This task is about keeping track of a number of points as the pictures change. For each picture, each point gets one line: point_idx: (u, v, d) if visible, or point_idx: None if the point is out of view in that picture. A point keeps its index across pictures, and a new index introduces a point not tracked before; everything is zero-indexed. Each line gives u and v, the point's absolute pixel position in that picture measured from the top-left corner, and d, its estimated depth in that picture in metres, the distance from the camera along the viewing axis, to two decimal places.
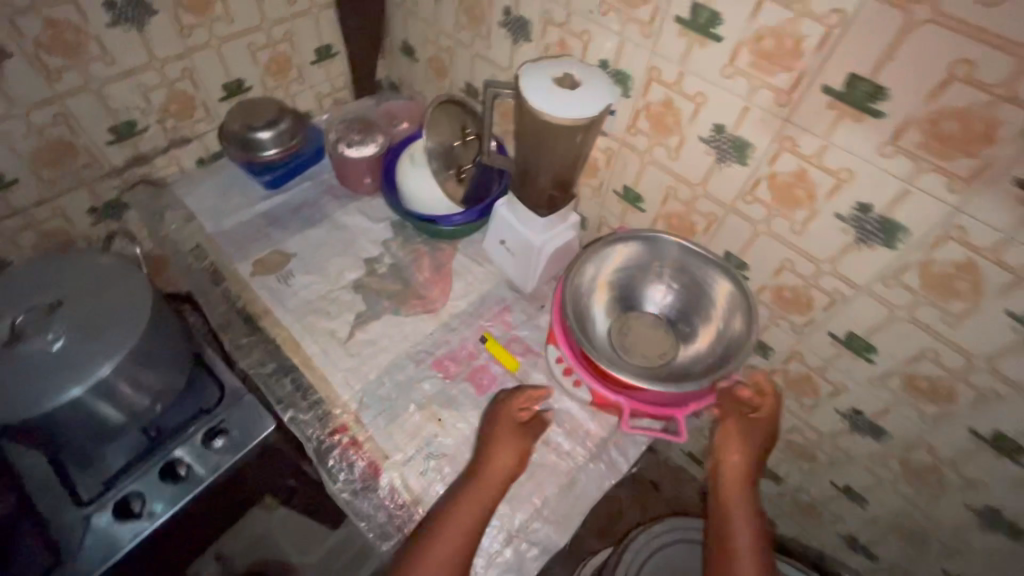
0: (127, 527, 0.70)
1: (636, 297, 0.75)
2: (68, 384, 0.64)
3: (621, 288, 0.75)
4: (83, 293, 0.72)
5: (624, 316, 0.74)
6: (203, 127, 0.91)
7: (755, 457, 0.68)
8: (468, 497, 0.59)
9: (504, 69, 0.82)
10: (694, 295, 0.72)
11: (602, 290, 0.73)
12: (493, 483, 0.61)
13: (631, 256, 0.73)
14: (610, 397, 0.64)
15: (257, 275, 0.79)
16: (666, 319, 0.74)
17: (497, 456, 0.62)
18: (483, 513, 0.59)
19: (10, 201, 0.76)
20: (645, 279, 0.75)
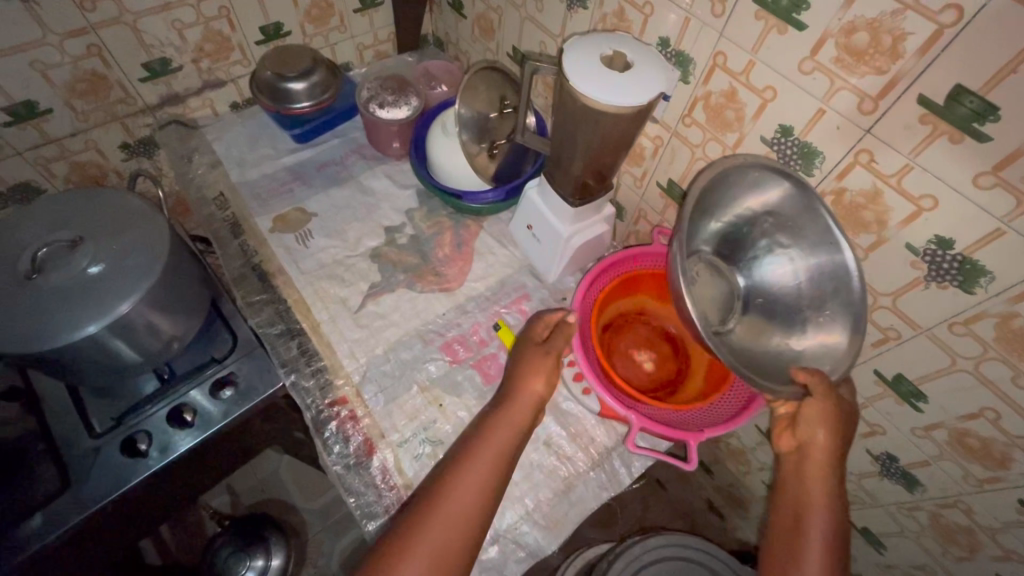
0: (134, 464, 0.72)
1: (748, 254, 0.62)
2: (86, 321, 0.63)
3: (737, 232, 0.62)
4: (106, 230, 0.71)
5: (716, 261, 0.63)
6: (239, 71, 0.88)
7: (842, 446, 0.54)
8: (501, 420, 0.55)
9: (555, 37, 0.75)
10: (799, 298, 0.58)
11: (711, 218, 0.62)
12: (526, 406, 0.57)
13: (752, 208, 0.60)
14: (620, 412, 0.59)
15: (276, 232, 0.77)
16: (755, 296, 0.61)
17: (527, 384, 0.57)
18: (517, 436, 0.55)
19: (44, 131, 0.76)
20: (751, 241, 0.61)
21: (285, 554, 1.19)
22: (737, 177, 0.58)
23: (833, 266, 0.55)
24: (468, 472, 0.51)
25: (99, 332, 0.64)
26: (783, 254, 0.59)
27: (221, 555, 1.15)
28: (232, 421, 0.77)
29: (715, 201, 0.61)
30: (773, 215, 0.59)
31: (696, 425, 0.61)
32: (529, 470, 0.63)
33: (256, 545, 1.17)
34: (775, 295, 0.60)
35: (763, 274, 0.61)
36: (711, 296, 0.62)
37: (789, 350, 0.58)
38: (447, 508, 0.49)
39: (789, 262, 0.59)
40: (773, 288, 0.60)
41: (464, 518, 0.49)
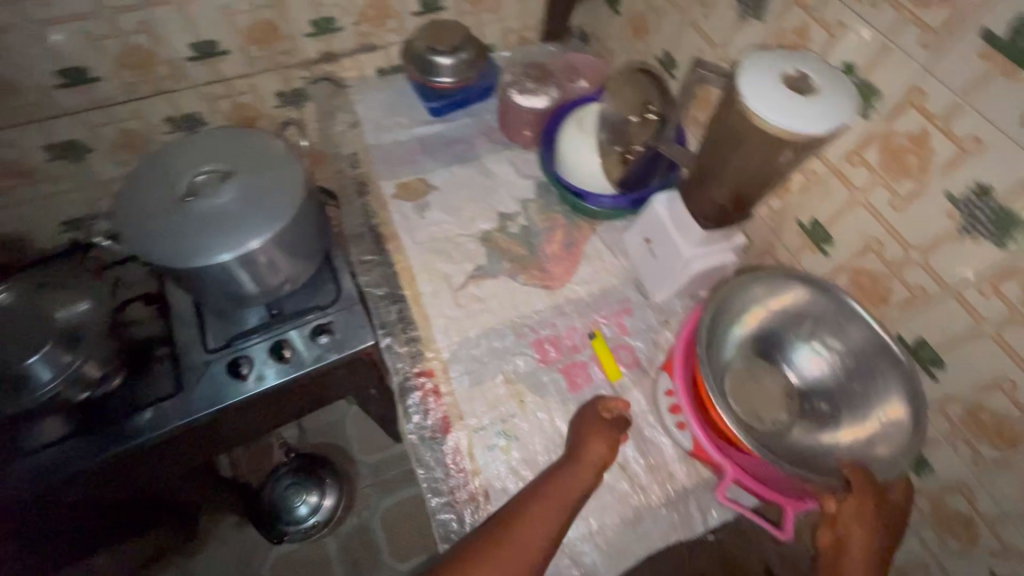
0: (235, 385, 0.78)
1: (781, 351, 0.61)
2: (221, 250, 0.69)
3: (778, 332, 0.61)
4: (252, 168, 0.77)
5: (759, 362, 0.61)
6: (392, 39, 0.91)
7: (882, 552, 0.50)
8: (564, 479, 0.55)
9: (716, 47, 0.70)
10: (842, 383, 0.58)
11: (748, 319, 0.61)
12: (587, 472, 0.56)
13: (800, 301, 0.60)
14: (714, 455, 0.55)
15: (397, 198, 0.80)
16: (801, 391, 0.60)
17: (591, 447, 0.57)
18: (577, 498, 0.55)
19: (220, 70, 0.83)
20: (796, 339, 0.61)
21: (336, 496, 1.26)
22: (760, 284, 0.61)
23: (872, 343, 0.56)
24: (529, 523, 0.52)
25: (229, 262, 0.70)
26: (817, 345, 0.60)
27: (282, 483, 1.24)
28: (322, 367, 0.81)
29: (752, 298, 0.61)
30: (812, 308, 0.59)
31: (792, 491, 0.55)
32: (600, 490, 0.61)
33: (312, 481, 1.26)
34: (816, 389, 0.59)
35: (802, 367, 0.60)
36: (758, 398, 0.60)
37: (842, 446, 0.55)
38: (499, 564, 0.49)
39: (823, 351, 0.60)
40: (812, 383, 0.60)
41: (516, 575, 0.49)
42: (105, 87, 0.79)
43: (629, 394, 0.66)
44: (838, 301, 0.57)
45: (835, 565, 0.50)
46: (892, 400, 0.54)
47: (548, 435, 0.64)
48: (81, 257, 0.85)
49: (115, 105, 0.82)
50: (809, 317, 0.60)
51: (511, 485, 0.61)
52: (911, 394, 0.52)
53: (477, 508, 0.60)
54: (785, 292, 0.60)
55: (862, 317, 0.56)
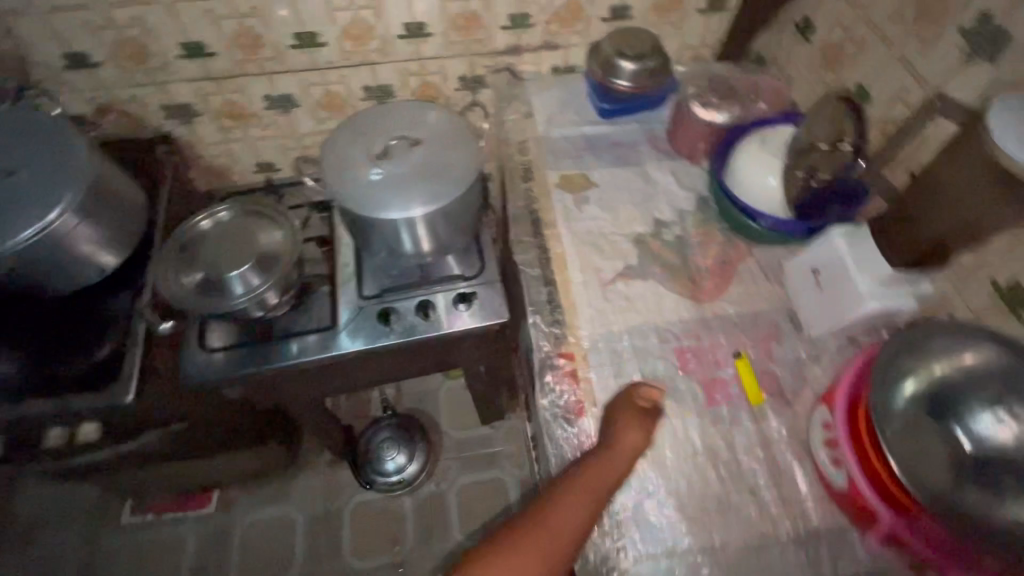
0: (379, 331, 0.86)
1: (956, 413, 0.55)
2: (395, 208, 0.77)
3: (952, 389, 0.55)
4: (437, 143, 0.84)
5: (926, 419, 0.55)
6: (575, 41, 0.96)
7: None
8: (596, 464, 0.56)
9: (928, 86, 0.67)
10: (1020, 466, 0.51)
11: (921, 372, 0.56)
12: (621, 459, 0.57)
13: (987, 362, 0.54)
14: (875, 505, 0.54)
15: (559, 188, 0.84)
16: (979, 461, 0.52)
17: (625, 436, 0.58)
18: (611, 482, 0.56)
19: (421, 49, 0.92)
20: (976, 402, 0.54)
21: (420, 465, 1.34)
22: (943, 339, 0.57)
23: None
24: (565, 505, 0.53)
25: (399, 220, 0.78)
26: (1001, 414, 0.53)
27: (379, 435, 1.35)
28: (453, 333, 0.87)
29: (933, 351, 0.56)
30: (1006, 370, 0.53)
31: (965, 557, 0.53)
32: (726, 508, 0.60)
33: (404, 441, 1.35)
34: (1001, 461, 0.51)
35: (982, 435, 0.53)
36: (928, 455, 0.53)
37: None
38: (537, 540, 0.51)
39: (1007, 422, 0.52)
40: (993, 453, 0.52)
41: (555, 550, 0.50)
42: (326, 52, 0.90)
43: (768, 420, 0.65)
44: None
45: None
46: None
47: (679, 441, 0.64)
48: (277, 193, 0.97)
49: (328, 69, 0.93)
50: (991, 381, 0.54)
51: (636, 481, 0.62)
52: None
53: None
54: (970, 349, 0.55)
55: None
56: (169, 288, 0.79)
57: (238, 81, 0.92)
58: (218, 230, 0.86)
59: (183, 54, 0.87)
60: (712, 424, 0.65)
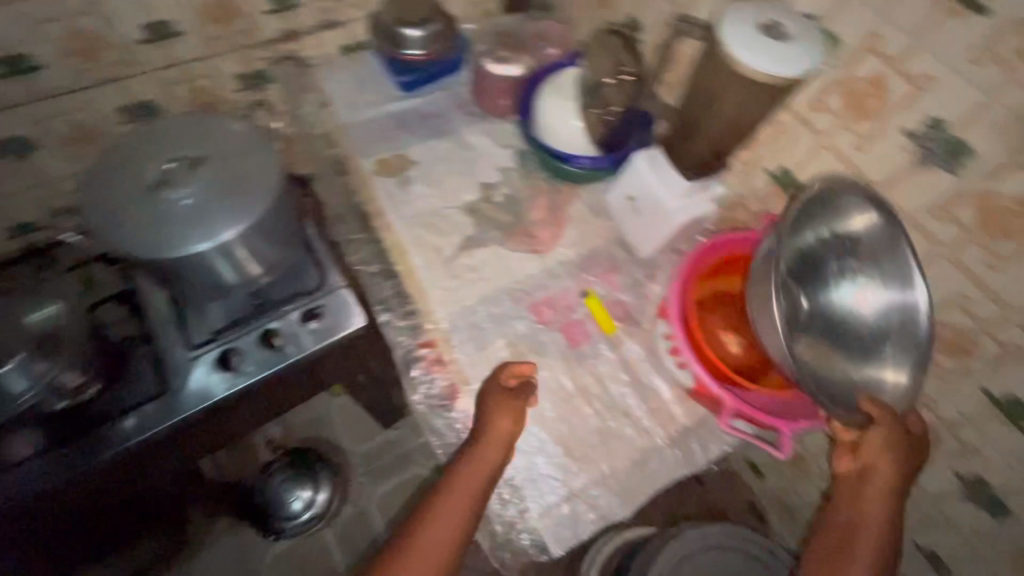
0: (223, 378, 0.77)
1: (812, 275, 0.59)
2: (198, 238, 0.67)
3: (813, 253, 0.59)
4: (224, 155, 0.74)
5: (793, 278, 0.58)
6: (355, 14, 0.89)
7: (906, 478, 0.55)
8: (471, 462, 0.57)
9: (682, 7, 0.72)
10: (862, 332, 0.57)
11: (800, 232, 0.58)
12: (495, 449, 0.58)
13: (849, 228, 0.57)
14: (714, 390, 0.60)
15: (378, 175, 0.79)
16: (813, 315, 0.59)
17: (496, 423, 0.58)
18: (487, 480, 0.57)
19: (175, 52, 0.79)
20: (828, 267, 0.59)
21: (330, 491, 1.25)
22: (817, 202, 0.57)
23: (903, 297, 0.56)
24: (447, 510, 0.56)
25: (207, 251, 0.68)
26: (858, 287, 0.58)
27: (274, 482, 1.22)
28: (309, 355, 0.81)
29: (811, 214, 0.57)
30: (857, 239, 0.58)
31: (792, 414, 0.62)
32: (607, 437, 0.64)
33: (305, 479, 1.23)
34: (836, 322, 0.58)
35: (827, 297, 0.59)
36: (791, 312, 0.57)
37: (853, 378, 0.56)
38: (426, 550, 0.54)
39: (863, 292, 0.58)
40: (828, 312, 0.59)
41: (444, 552, 0.55)
42: (49, 77, 0.74)
43: (625, 344, 0.70)
44: (894, 247, 0.55)
45: (857, 487, 0.55)
46: (886, 365, 0.56)
47: (553, 391, 0.66)
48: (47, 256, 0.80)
49: (61, 96, 0.77)
50: (851, 252, 0.58)
51: (523, 442, 0.63)
52: (919, 366, 0.54)
53: None
54: (839, 213, 0.58)
55: (910, 263, 0.55)
56: None
57: None
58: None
59: None
60: (579, 366, 0.68)
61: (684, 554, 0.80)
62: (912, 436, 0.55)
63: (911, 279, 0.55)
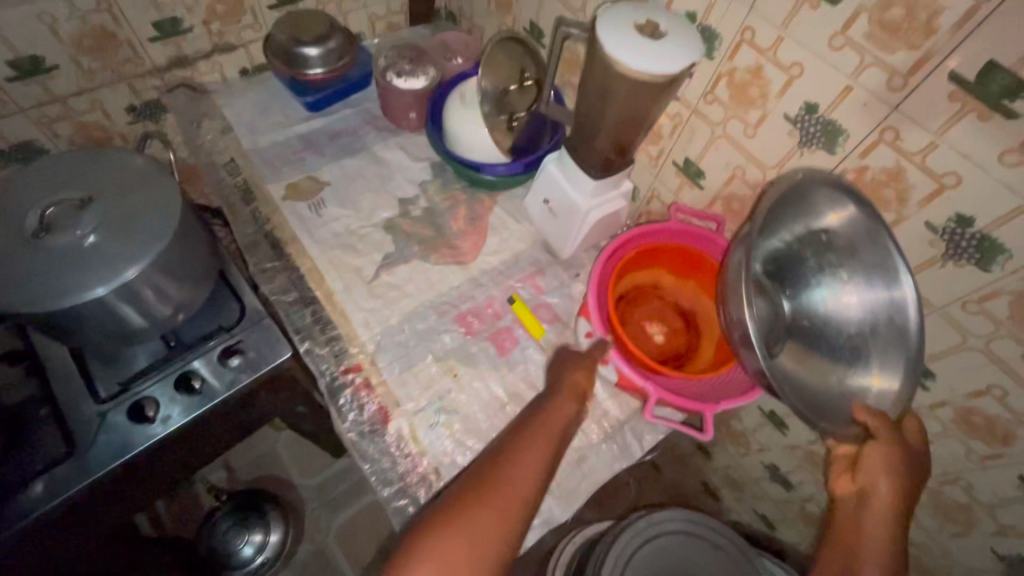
0: (141, 430, 0.71)
1: (794, 275, 0.58)
2: (94, 283, 0.62)
3: (792, 253, 0.58)
4: (115, 192, 0.69)
5: (769, 281, 0.58)
6: (250, 36, 0.86)
7: (910, 499, 0.50)
8: (545, 421, 0.56)
9: (575, 11, 0.74)
10: (848, 334, 0.55)
11: (774, 235, 0.56)
12: (565, 412, 0.57)
13: (831, 227, 0.54)
14: (638, 381, 0.60)
15: (288, 200, 0.76)
16: (797, 317, 0.58)
17: (567, 390, 0.59)
18: (559, 441, 0.54)
19: (51, 87, 0.74)
20: (810, 266, 0.57)
21: (284, 531, 1.19)
22: (791, 203, 0.55)
23: (892, 298, 0.52)
24: (510, 466, 0.50)
25: (106, 296, 0.63)
26: (845, 283, 0.55)
27: (219, 530, 1.15)
28: (237, 392, 0.76)
29: (785, 216, 0.55)
30: (838, 238, 0.55)
31: (715, 395, 0.62)
32: None
33: (257, 523, 1.17)
34: (821, 323, 0.57)
35: (812, 299, 0.57)
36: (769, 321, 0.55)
37: (839, 386, 0.55)
38: (490, 504, 0.47)
39: (850, 288, 0.55)
40: (814, 313, 0.57)
41: (506, 514, 0.47)
42: None
43: (554, 346, 0.70)
44: (874, 239, 0.52)
45: (858, 510, 0.50)
46: (877, 368, 0.53)
47: (486, 401, 0.65)
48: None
49: None
50: (832, 248, 0.55)
51: (459, 457, 0.62)
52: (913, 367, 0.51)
53: (430, 487, 0.60)
54: (819, 212, 0.55)
55: (895, 261, 0.51)
56: None
57: None
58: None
59: None
60: (510, 372, 0.68)
61: (641, 544, 0.80)
62: (911, 448, 0.52)
63: (896, 271, 0.51)
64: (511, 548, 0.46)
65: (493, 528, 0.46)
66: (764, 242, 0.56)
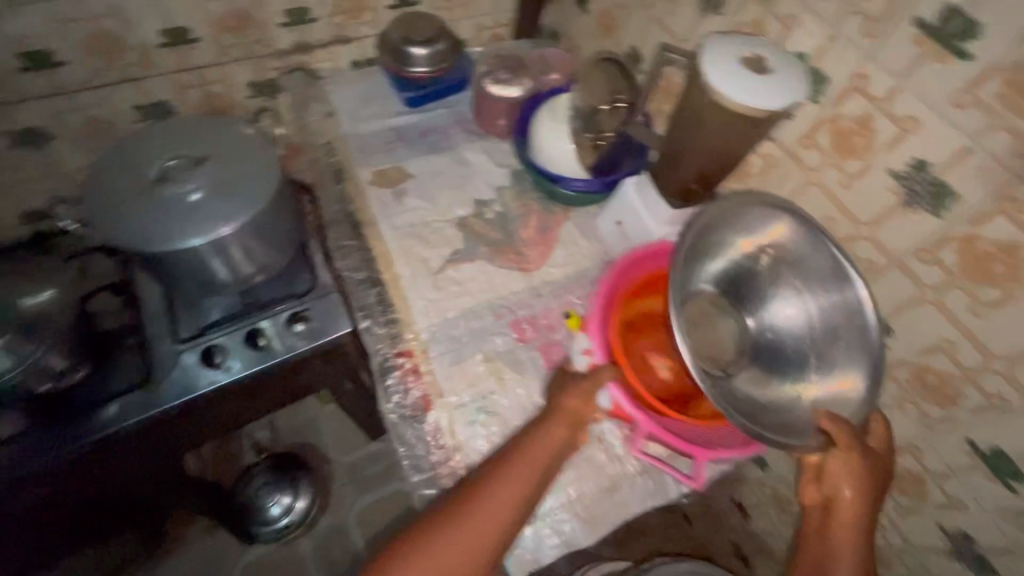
0: (207, 374, 0.77)
1: (752, 295, 0.64)
2: (192, 234, 0.68)
3: (743, 272, 0.64)
4: (224, 156, 0.76)
5: (721, 303, 0.65)
6: (367, 32, 0.92)
7: (873, 505, 0.54)
8: (539, 438, 0.56)
9: (679, 41, 0.74)
10: (799, 343, 0.60)
11: (719, 257, 0.64)
12: (562, 426, 0.57)
13: (784, 238, 0.60)
14: (633, 415, 0.57)
15: (374, 185, 0.80)
16: (759, 336, 0.63)
17: (566, 398, 0.57)
18: (551, 458, 0.56)
19: (191, 57, 0.83)
20: (764, 284, 0.63)
21: (310, 499, 1.23)
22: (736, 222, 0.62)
23: (844, 298, 0.57)
24: (499, 487, 0.53)
25: (200, 247, 0.69)
26: (796, 295, 0.61)
27: (254, 483, 1.21)
28: (295, 356, 0.81)
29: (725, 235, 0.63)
30: (787, 249, 0.61)
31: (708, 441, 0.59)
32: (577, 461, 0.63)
33: (286, 489, 1.22)
34: (779, 337, 0.61)
35: (769, 316, 0.62)
36: (712, 338, 0.63)
37: (795, 394, 0.58)
38: (472, 525, 0.52)
39: (797, 300, 0.61)
40: (772, 329, 0.62)
41: (485, 531, 0.52)
42: (66, 73, 0.77)
43: None
44: (817, 246, 0.58)
45: (828, 524, 0.55)
46: (838, 372, 0.57)
47: (526, 410, 0.65)
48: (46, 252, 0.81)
49: (75, 91, 0.80)
50: (783, 262, 0.61)
51: None
52: (870, 361, 0.55)
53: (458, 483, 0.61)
54: (771, 225, 0.61)
55: (835, 260, 0.57)
56: None
57: None
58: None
59: None
60: None
61: None
62: (873, 456, 0.54)
63: (844, 274, 0.57)
64: (492, 555, 0.52)
65: (473, 547, 0.52)
66: (705, 267, 0.64)
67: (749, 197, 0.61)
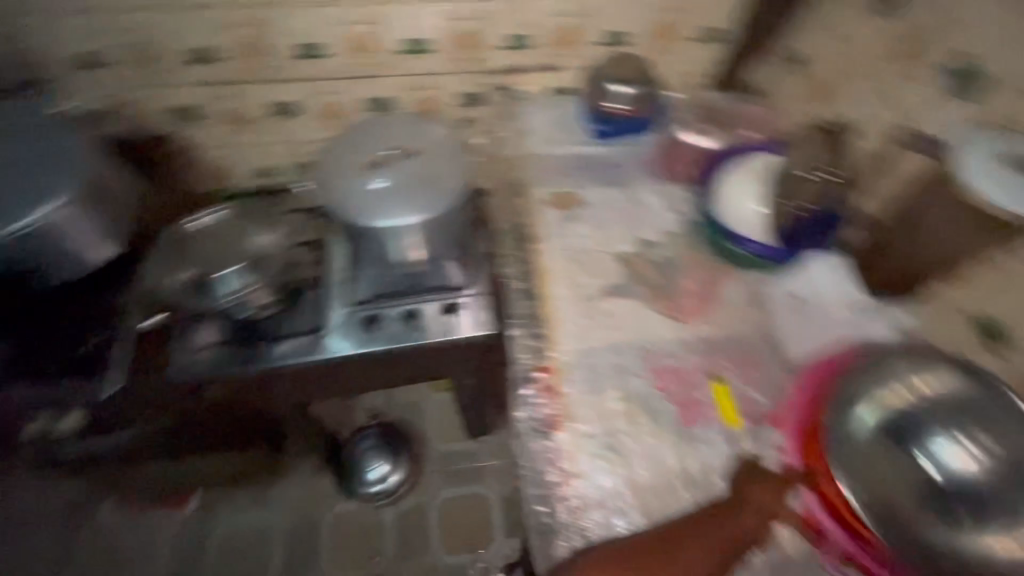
0: (367, 338, 0.88)
1: (918, 444, 0.61)
2: (380, 217, 0.79)
3: (905, 421, 0.62)
4: (424, 155, 0.85)
5: (888, 446, 0.61)
6: (572, 64, 0.98)
7: None
8: (726, 519, 0.58)
9: None
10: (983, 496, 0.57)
11: (883, 400, 0.63)
12: (751, 517, 0.59)
13: (947, 390, 0.62)
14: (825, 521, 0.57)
15: (549, 205, 0.85)
16: (934, 487, 0.59)
17: (758, 490, 0.60)
18: (734, 545, 0.57)
19: (420, 64, 0.95)
20: (933, 434, 0.61)
21: (404, 475, 1.34)
22: (902, 366, 0.64)
23: None
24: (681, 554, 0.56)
25: (383, 229, 0.79)
26: (961, 440, 0.60)
27: (365, 442, 1.36)
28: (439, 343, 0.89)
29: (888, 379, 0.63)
30: (963, 399, 0.61)
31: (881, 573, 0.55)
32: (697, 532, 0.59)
33: (393, 458, 1.35)
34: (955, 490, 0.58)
35: (946, 466, 0.59)
36: (884, 476, 0.58)
37: (990, 550, 0.54)
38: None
39: (969, 449, 0.59)
40: (951, 481, 0.58)
41: None
42: (327, 63, 0.93)
43: (745, 445, 0.64)
44: (999, 397, 0.60)
45: None
46: None
47: (652, 460, 0.64)
48: (263, 201, 0.95)
49: (328, 79, 0.96)
50: (958, 412, 0.61)
51: (608, 499, 0.61)
52: None
53: (570, 512, 0.61)
54: (931, 376, 0.63)
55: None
56: (169, 277, 0.88)
57: (243, 86, 0.95)
58: (210, 231, 0.91)
59: (188, 59, 0.90)
60: (687, 446, 0.65)
61: None
62: None
63: None
64: None
65: None
66: (866, 408, 0.62)
67: (900, 353, 0.64)
